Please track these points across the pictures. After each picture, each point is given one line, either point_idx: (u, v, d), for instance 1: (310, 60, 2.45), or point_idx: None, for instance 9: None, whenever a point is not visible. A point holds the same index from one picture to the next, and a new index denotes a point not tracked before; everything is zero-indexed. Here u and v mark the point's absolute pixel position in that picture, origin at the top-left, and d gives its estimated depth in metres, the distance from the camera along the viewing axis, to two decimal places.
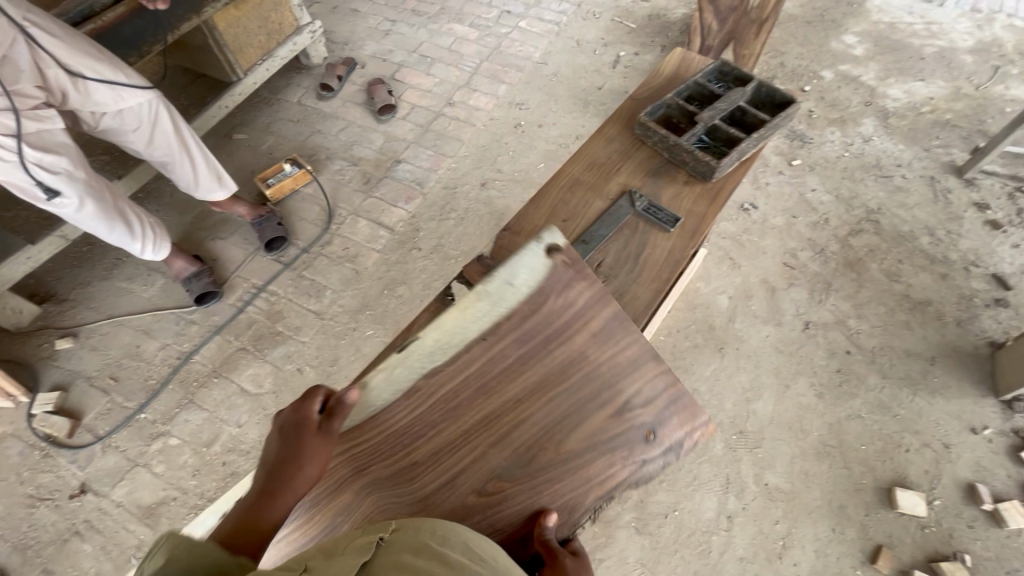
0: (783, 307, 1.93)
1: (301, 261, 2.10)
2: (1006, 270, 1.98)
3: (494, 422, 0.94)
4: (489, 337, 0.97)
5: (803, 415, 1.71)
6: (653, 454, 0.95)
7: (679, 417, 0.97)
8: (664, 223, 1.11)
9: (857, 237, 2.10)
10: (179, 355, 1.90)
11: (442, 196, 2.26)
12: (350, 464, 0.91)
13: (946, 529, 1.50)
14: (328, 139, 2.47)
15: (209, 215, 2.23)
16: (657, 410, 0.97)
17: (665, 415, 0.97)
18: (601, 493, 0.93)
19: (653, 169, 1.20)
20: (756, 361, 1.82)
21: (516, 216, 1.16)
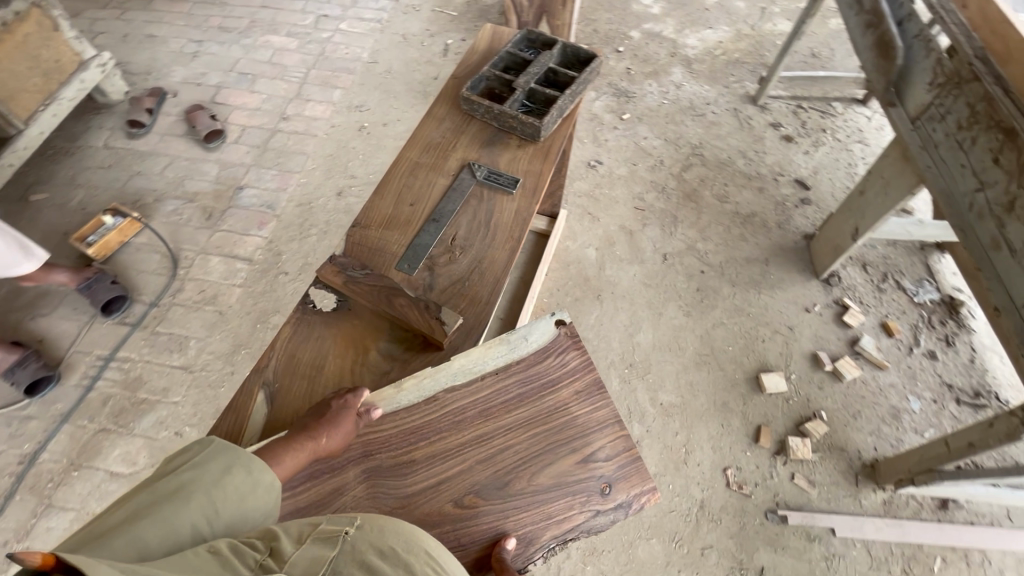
0: (643, 246, 2.13)
1: (152, 317, 1.88)
2: (804, 173, 2.36)
3: (487, 443, 0.98)
4: (501, 366, 1.03)
5: (679, 334, 1.91)
6: (607, 508, 0.97)
7: (634, 480, 0.99)
8: (505, 186, 1.17)
9: (688, 171, 2.36)
10: (20, 459, 1.61)
11: (297, 214, 2.15)
12: (358, 448, 0.95)
13: (805, 396, 1.77)
14: (152, 180, 2.22)
15: (19, 292, 1.91)
16: (619, 468, 1.00)
17: (627, 478, 0.99)
18: (556, 533, 0.95)
19: (486, 139, 1.26)
20: (630, 299, 1.99)
21: (363, 210, 1.14)
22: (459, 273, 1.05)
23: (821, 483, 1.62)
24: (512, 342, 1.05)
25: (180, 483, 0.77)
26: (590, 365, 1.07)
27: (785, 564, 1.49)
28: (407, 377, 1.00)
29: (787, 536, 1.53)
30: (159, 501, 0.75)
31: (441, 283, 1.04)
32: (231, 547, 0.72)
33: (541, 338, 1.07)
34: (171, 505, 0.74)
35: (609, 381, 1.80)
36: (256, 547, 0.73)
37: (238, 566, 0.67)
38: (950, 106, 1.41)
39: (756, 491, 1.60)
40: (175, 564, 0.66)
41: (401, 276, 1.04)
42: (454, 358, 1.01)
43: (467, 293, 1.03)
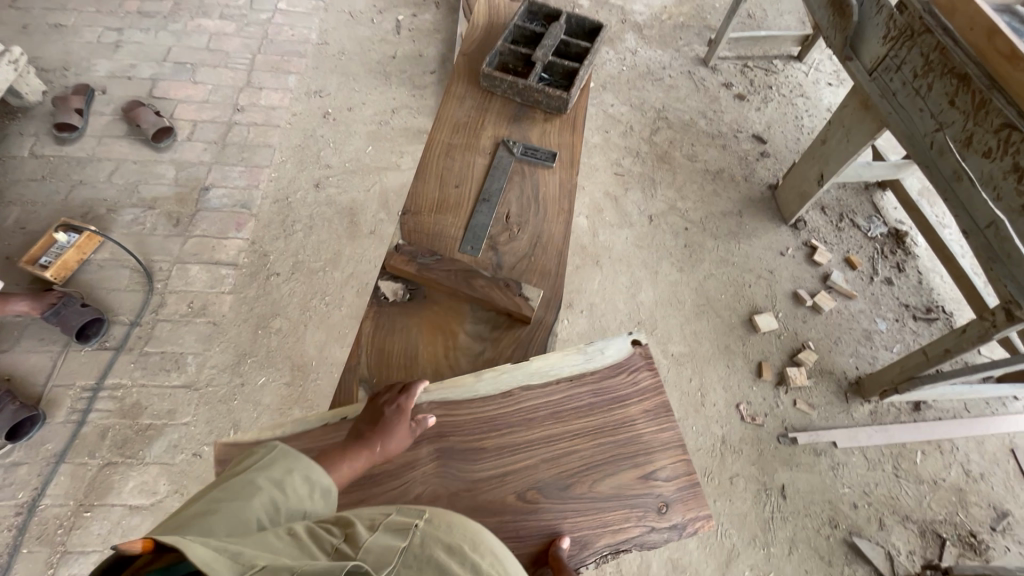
0: (629, 210, 2.21)
1: (136, 338, 1.73)
2: (759, 128, 2.54)
3: (554, 442, 0.95)
4: (576, 372, 1.01)
5: (676, 289, 2.03)
6: (661, 527, 0.92)
7: (693, 504, 0.94)
8: (545, 160, 1.19)
9: (658, 134, 2.46)
10: (18, 509, 1.47)
11: (277, 210, 2.03)
12: (432, 428, 0.93)
13: (792, 330, 1.97)
14: (99, 188, 2.00)
15: None
16: (678, 488, 0.95)
17: (684, 501, 0.94)
18: (610, 542, 0.90)
19: (513, 115, 1.27)
20: (627, 260, 2.08)
21: (409, 196, 1.13)
22: (523, 250, 1.09)
23: (818, 405, 1.83)
24: (589, 354, 1.03)
25: (241, 482, 0.73)
26: (658, 388, 1.03)
27: (801, 478, 1.70)
28: (489, 369, 0.99)
29: (797, 454, 1.74)
30: (221, 496, 0.70)
31: (508, 261, 1.07)
32: (307, 530, 0.68)
33: (616, 355, 1.04)
34: (237, 498, 0.69)
35: None
36: (331, 533, 0.68)
37: (316, 550, 0.63)
38: (904, 57, 1.56)
39: (767, 420, 1.79)
40: (255, 544, 0.61)
41: (467, 258, 1.06)
42: (535, 358, 1.01)
43: (535, 268, 1.07)
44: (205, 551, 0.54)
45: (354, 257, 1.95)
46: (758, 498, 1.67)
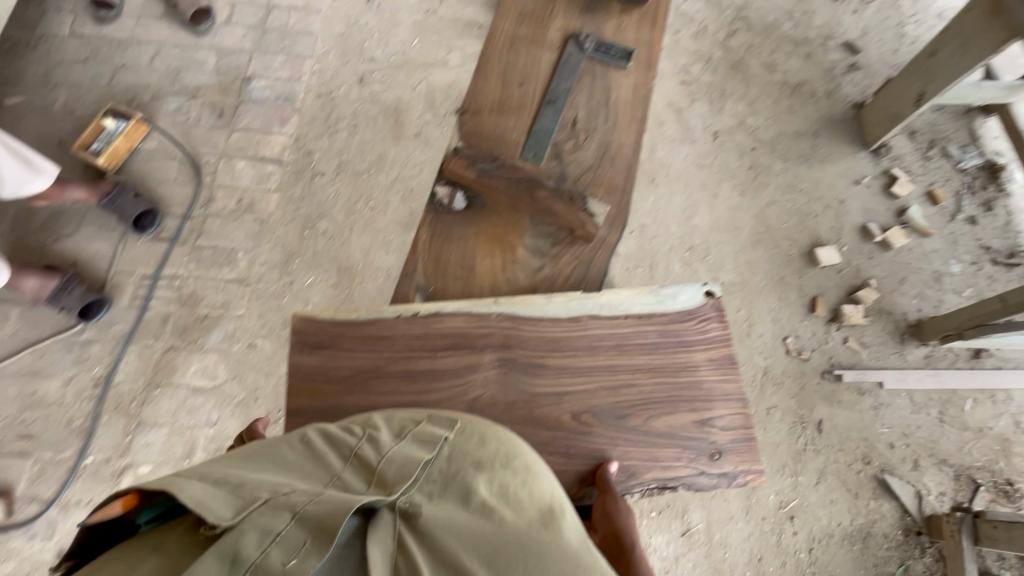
0: (693, 124, 2.01)
1: (188, 231, 1.76)
2: (853, 35, 2.12)
3: (615, 373, 0.99)
4: (645, 311, 1.03)
5: (734, 215, 1.91)
6: (711, 472, 0.96)
7: (746, 457, 0.98)
8: (619, 60, 1.10)
9: (735, 38, 2.12)
10: (95, 382, 1.60)
11: (320, 106, 1.94)
12: (499, 337, 0.98)
13: (855, 266, 1.85)
14: (142, 74, 1.93)
15: (31, 212, 1.74)
16: (733, 439, 0.99)
17: (737, 453, 0.98)
18: (658, 476, 0.96)
19: (586, 4, 1.14)
20: (685, 180, 1.94)
21: (469, 93, 1.09)
22: (588, 162, 1.06)
23: (871, 344, 1.77)
24: (662, 297, 1.05)
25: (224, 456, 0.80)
26: (727, 341, 1.04)
27: (840, 415, 1.69)
28: (557, 292, 1.02)
29: (840, 391, 1.72)
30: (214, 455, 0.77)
31: (572, 171, 1.05)
32: (321, 436, 0.77)
33: (688, 303, 1.05)
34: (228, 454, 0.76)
35: (671, 264, 1.84)
36: (351, 433, 0.78)
37: (333, 457, 0.73)
38: None
39: (813, 355, 1.75)
40: (265, 464, 0.71)
41: (529, 165, 1.05)
42: (604, 291, 1.03)
43: (600, 183, 1.05)
44: (198, 487, 0.62)
45: (398, 160, 1.88)
46: (793, 429, 1.68)
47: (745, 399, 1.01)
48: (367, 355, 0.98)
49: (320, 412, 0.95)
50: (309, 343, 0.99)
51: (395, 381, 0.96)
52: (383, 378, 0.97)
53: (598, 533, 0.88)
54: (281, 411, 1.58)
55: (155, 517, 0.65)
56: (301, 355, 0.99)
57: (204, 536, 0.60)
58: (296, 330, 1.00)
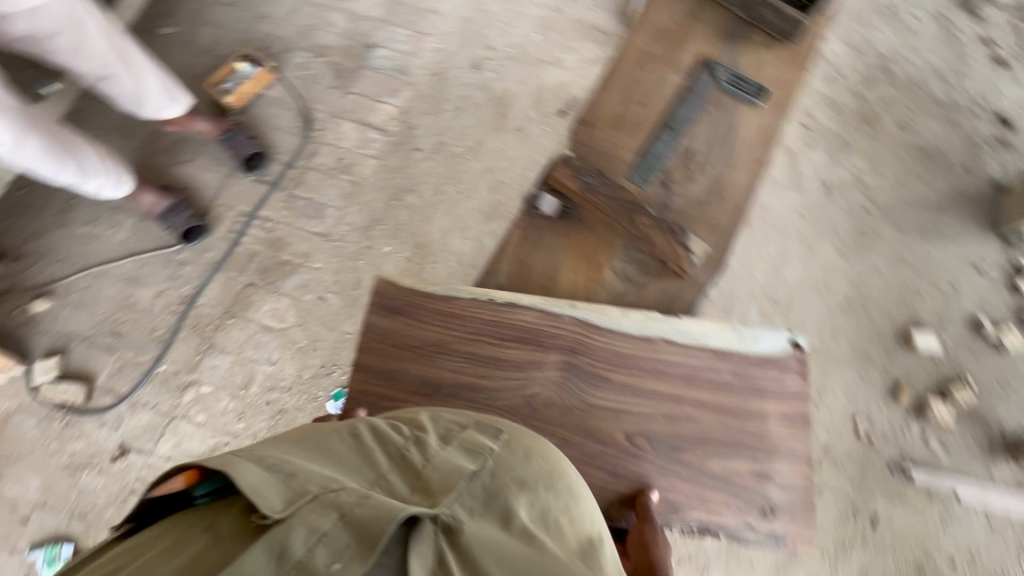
0: (804, 171, 1.89)
1: (289, 179, 1.86)
2: (1008, 109, 1.91)
3: (678, 403, 1.00)
4: (721, 347, 1.02)
5: (828, 276, 1.78)
6: (758, 527, 0.96)
7: (799, 520, 0.96)
8: (751, 95, 1.06)
9: (872, 89, 1.96)
10: (181, 300, 1.73)
11: (432, 84, 1.99)
12: (568, 340, 1.01)
13: (954, 360, 1.68)
14: (278, 25, 2.05)
15: (159, 134, 1.89)
16: (789, 499, 0.97)
17: (791, 513, 0.96)
18: (701, 516, 0.96)
19: (729, 31, 1.11)
20: (783, 229, 1.83)
21: (588, 104, 1.10)
22: (696, 196, 1.04)
23: (954, 448, 1.60)
24: (742, 336, 1.04)
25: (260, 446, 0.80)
26: (803, 397, 1.02)
27: (899, 515, 1.56)
28: (633, 310, 1.04)
29: (907, 490, 1.58)
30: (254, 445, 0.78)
31: (675, 203, 1.04)
32: (370, 428, 0.75)
33: (770, 348, 1.03)
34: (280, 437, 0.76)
35: (748, 313, 1.75)
36: (400, 430, 0.75)
37: (382, 453, 0.71)
38: None
39: (884, 444, 1.62)
40: (318, 453, 0.70)
41: (634, 187, 1.06)
42: (685, 318, 1.04)
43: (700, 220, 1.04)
44: (254, 473, 0.62)
45: (494, 150, 1.89)
46: (844, 516, 1.57)
47: (810, 460, 0.99)
48: (439, 329, 1.04)
49: (384, 373, 1.01)
50: (387, 306, 1.06)
51: (461, 360, 1.01)
52: (450, 353, 1.02)
53: (630, 561, 0.91)
54: (335, 366, 1.66)
55: (210, 492, 0.65)
56: (378, 316, 1.05)
57: (255, 525, 0.59)
58: (377, 291, 1.07)
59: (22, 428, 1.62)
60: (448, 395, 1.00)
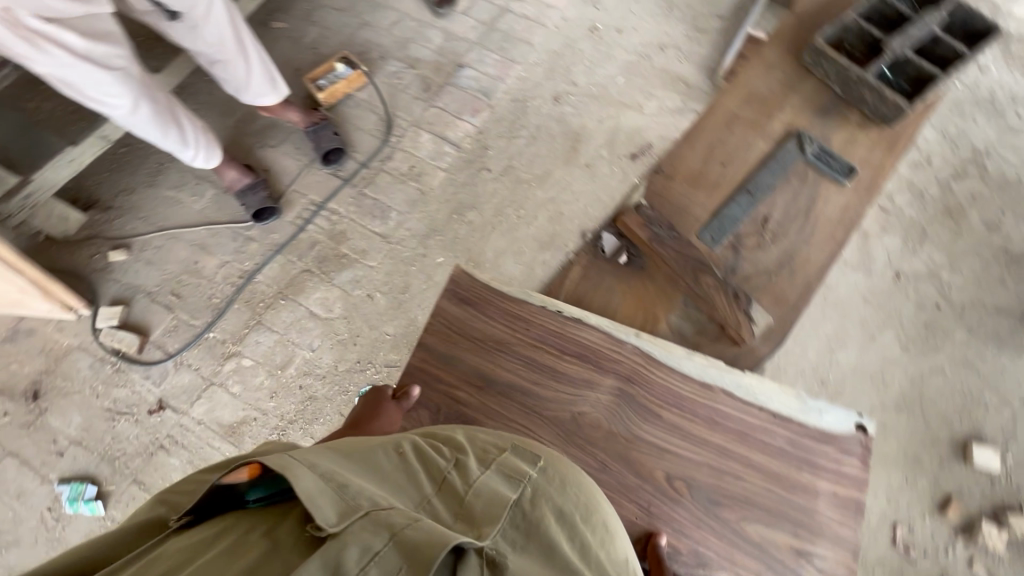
0: (875, 255, 1.82)
1: (361, 178, 1.94)
2: None
3: (725, 456, 0.97)
4: (781, 412, 1.01)
5: (887, 368, 1.69)
6: None
7: None
8: (838, 173, 1.04)
9: (961, 182, 1.88)
10: (241, 274, 1.81)
11: (511, 109, 2.04)
12: (627, 368, 1.01)
13: (1015, 484, 1.55)
14: (379, 34, 2.17)
15: (253, 117, 2.02)
16: None
17: None
18: None
19: (822, 106, 1.10)
20: (844, 310, 1.76)
21: (668, 156, 1.10)
22: (765, 265, 1.02)
23: None
24: (805, 408, 1.03)
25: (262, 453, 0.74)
26: (861, 485, 0.99)
27: None
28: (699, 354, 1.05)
29: None
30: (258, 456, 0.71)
31: (742, 268, 1.02)
32: (414, 448, 0.72)
33: (831, 425, 1.02)
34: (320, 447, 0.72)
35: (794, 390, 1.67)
36: (442, 454, 0.72)
37: (425, 476, 0.67)
38: None
39: (923, 559, 1.50)
40: (363, 466, 0.65)
41: (702, 246, 1.04)
42: (747, 374, 1.03)
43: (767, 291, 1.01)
44: (312, 481, 0.56)
45: (560, 182, 1.92)
46: None
47: (853, 552, 0.94)
48: (504, 330, 1.06)
49: (441, 358, 1.03)
50: (459, 296, 1.09)
51: (518, 364, 1.03)
52: (508, 355, 1.04)
53: None
54: (370, 364, 1.69)
55: (263, 497, 0.58)
56: (450, 304, 1.08)
57: (309, 537, 0.53)
58: (454, 279, 1.10)
59: (75, 365, 1.69)
60: (499, 394, 1.00)
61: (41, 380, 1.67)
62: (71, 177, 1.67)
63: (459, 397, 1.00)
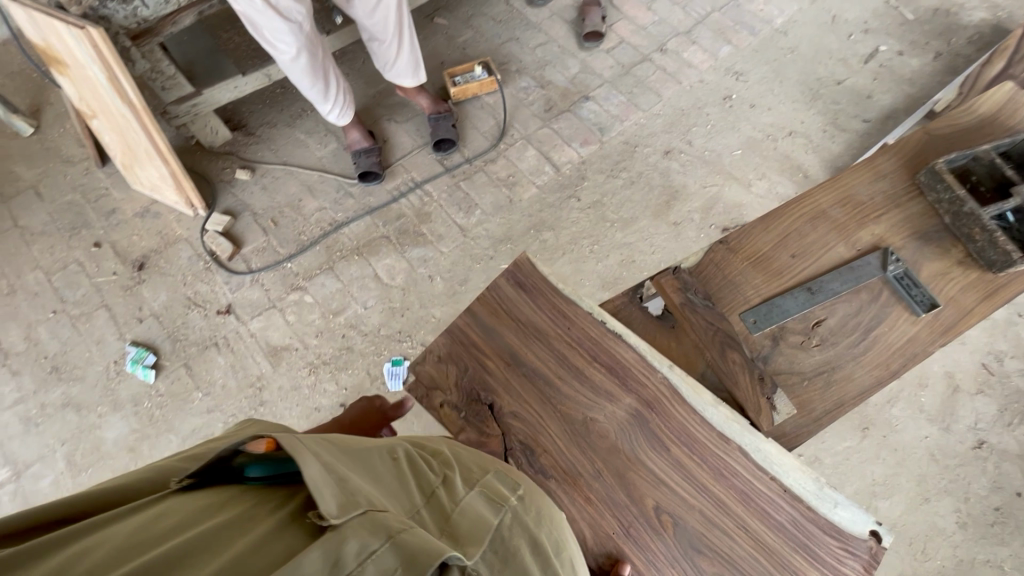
0: (959, 413, 1.62)
1: (461, 171, 2.07)
2: None
3: (720, 514, 0.84)
4: (792, 490, 0.85)
5: (931, 537, 1.50)
6: None
7: None
8: (916, 303, 0.99)
9: None
10: (332, 222, 1.99)
11: (620, 150, 2.08)
12: (649, 393, 0.92)
13: None
14: (523, 51, 2.32)
15: (390, 93, 2.23)
16: None
17: None
18: None
19: (924, 232, 1.06)
20: (901, 458, 1.58)
21: (740, 230, 1.09)
22: (805, 368, 0.97)
23: None
24: (819, 494, 0.85)
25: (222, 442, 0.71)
26: None
27: None
28: (728, 405, 0.92)
29: None
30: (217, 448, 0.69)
31: (777, 361, 0.98)
32: (408, 458, 0.73)
33: (843, 522, 0.83)
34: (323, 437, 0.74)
35: None
36: (433, 470, 0.73)
37: (415, 485, 0.68)
38: None
39: None
40: (358, 462, 0.68)
41: (741, 327, 1.00)
42: (768, 440, 0.88)
43: (802, 393, 0.95)
44: (315, 469, 0.56)
45: (643, 231, 1.92)
46: None
47: None
48: (545, 321, 0.99)
49: (481, 330, 1.00)
50: (516, 279, 1.02)
51: (546, 352, 0.97)
52: (543, 343, 0.98)
53: None
54: (409, 338, 1.79)
55: (267, 474, 0.60)
56: (506, 283, 1.02)
57: (308, 525, 0.53)
58: (516, 262, 1.03)
59: (177, 253, 1.94)
60: (524, 376, 0.96)
61: (150, 256, 1.94)
62: (231, 99, 1.93)
63: (488, 367, 0.97)
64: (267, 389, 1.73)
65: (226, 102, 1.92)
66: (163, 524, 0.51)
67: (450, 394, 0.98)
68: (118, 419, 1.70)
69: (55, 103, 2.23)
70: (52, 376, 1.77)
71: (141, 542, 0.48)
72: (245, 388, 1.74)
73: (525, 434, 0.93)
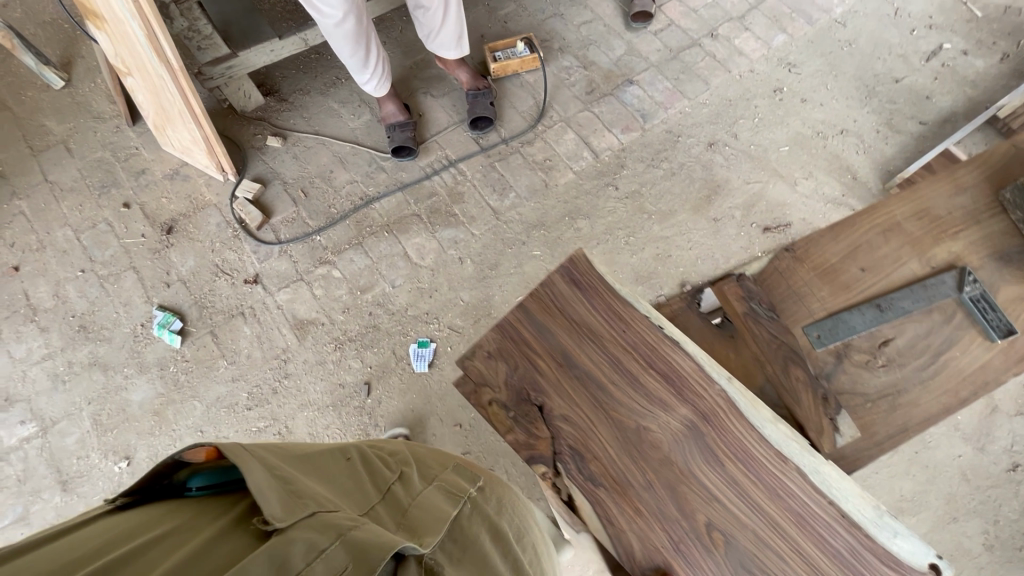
0: (997, 434, 1.57)
1: (497, 151, 2.01)
2: None
3: (774, 536, 0.82)
4: (851, 516, 0.81)
5: (956, 557, 1.48)
6: None
7: None
8: (992, 329, 0.95)
9: None
10: (362, 197, 1.95)
11: (662, 139, 2.01)
12: (706, 404, 0.88)
13: None
14: (567, 28, 2.23)
15: (428, 66, 2.17)
16: None
17: None
18: None
19: (1001, 252, 1.00)
20: (933, 476, 1.55)
21: (806, 239, 1.05)
22: (870, 388, 0.94)
23: None
24: (878, 522, 0.81)
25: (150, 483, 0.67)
26: None
27: None
28: (785, 422, 0.88)
29: None
30: None
31: (840, 380, 0.96)
32: (361, 458, 0.81)
33: (904, 553, 0.79)
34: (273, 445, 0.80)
35: None
36: (388, 469, 0.80)
37: (371, 483, 0.76)
38: None
39: None
40: (311, 465, 0.74)
41: (806, 342, 0.98)
42: (830, 463, 0.85)
43: (865, 414, 0.93)
44: (261, 473, 0.61)
45: (681, 225, 1.86)
46: None
47: None
48: (599, 322, 0.95)
49: (532, 327, 0.97)
50: (571, 276, 0.98)
51: (599, 355, 0.94)
52: (596, 345, 0.94)
53: None
54: (436, 320, 1.76)
55: (210, 483, 0.63)
56: (560, 279, 0.98)
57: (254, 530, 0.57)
58: (571, 258, 0.99)
59: (206, 219, 1.92)
60: (575, 379, 0.93)
61: (179, 220, 1.92)
62: (265, 64, 1.89)
63: (539, 367, 0.95)
64: (292, 362, 1.73)
65: (260, 67, 1.89)
66: (91, 543, 0.53)
67: (499, 393, 0.95)
68: (143, 382, 1.71)
69: (87, 57, 2.19)
70: (80, 335, 1.77)
71: (67, 561, 0.50)
72: (270, 360, 1.73)
73: (575, 439, 0.91)
